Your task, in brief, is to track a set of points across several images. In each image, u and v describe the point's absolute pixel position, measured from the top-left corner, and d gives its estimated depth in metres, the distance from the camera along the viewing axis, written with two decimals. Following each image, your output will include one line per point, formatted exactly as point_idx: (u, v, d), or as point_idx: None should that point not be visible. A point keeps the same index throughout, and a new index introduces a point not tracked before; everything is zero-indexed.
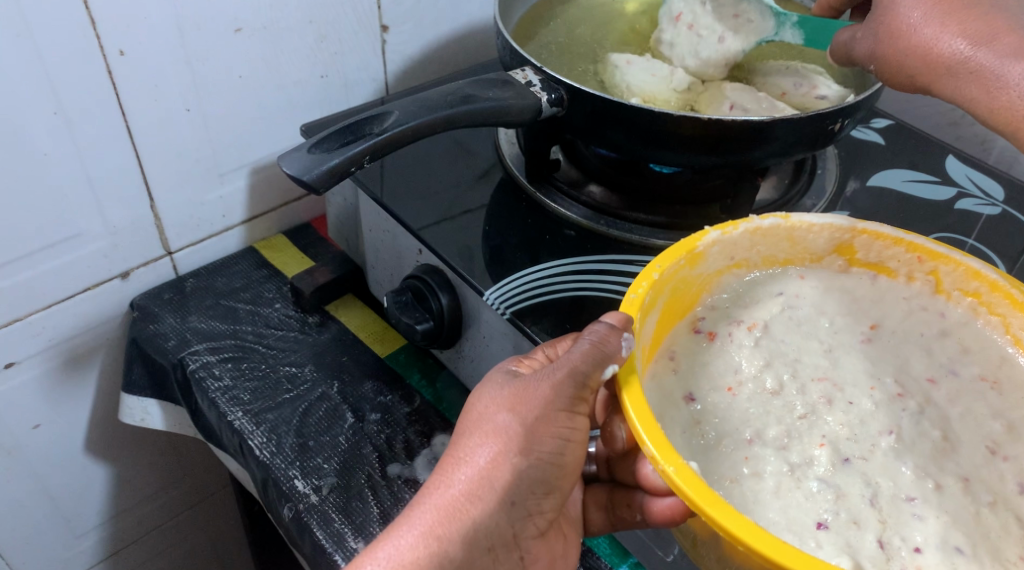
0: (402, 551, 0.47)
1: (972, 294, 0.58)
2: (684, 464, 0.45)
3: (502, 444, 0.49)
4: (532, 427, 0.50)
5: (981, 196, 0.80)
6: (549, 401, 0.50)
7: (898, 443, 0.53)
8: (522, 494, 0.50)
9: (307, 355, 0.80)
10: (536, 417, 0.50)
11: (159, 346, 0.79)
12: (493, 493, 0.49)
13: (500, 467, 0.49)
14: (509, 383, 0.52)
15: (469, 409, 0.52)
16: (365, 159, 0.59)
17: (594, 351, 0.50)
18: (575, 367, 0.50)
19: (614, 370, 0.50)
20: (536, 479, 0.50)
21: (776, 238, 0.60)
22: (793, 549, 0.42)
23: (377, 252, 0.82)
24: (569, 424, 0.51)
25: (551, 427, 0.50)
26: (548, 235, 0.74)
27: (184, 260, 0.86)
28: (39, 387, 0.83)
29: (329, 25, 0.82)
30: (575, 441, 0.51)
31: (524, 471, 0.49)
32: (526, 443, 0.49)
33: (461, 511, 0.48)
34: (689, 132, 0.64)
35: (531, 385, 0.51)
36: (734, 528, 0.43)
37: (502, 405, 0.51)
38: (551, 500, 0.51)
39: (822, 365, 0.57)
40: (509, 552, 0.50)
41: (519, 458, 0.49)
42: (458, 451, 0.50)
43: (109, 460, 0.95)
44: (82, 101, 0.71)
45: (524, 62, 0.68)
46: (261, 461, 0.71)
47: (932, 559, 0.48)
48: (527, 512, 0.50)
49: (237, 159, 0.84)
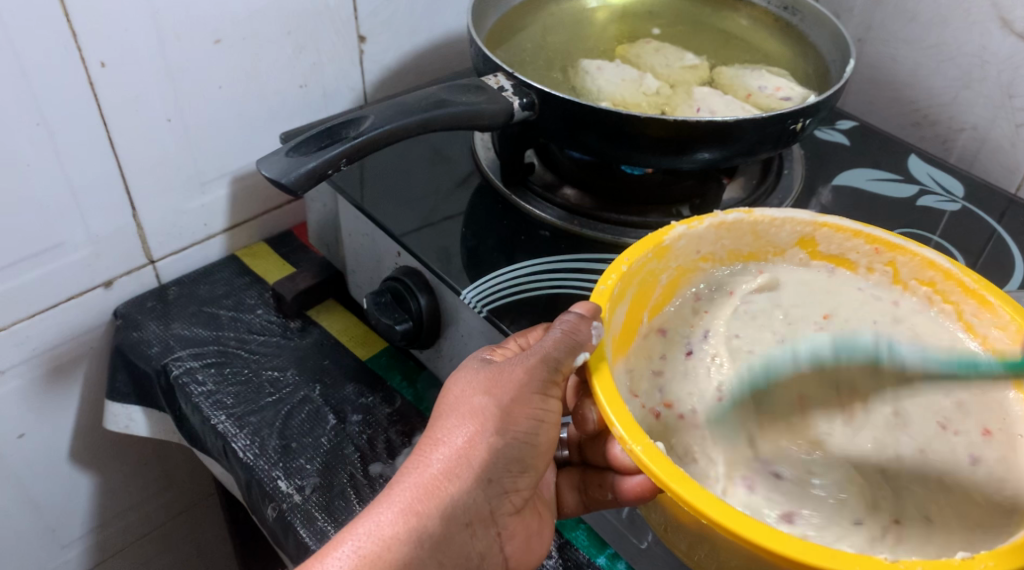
0: (382, 527, 0.49)
1: (928, 283, 0.61)
2: (650, 443, 0.47)
3: (477, 425, 0.51)
4: (508, 408, 0.52)
5: (942, 193, 0.83)
6: (522, 384, 0.52)
7: (852, 423, 0.58)
8: (498, 472, 0.51)
9: (289, 360, 0.81)
10: (510, 399, 0.52)
11: (143, 353, 0.81)
12: (470, 471, 0.51)
13: (477, 446, 0.51)
14: (484, 369, 0.55)
15: (446, 393, 0.54)
16: (342, 162, 0.61)
17: (566, 340, 0.52)
18: (548, 354, 0.52)
19: (585, 358, 0.51)
20: (512, 458, 0.52)
21: (740, 232, 0.62)
22: (753, 522, 0.44)
23: (357, 256, 0.83)
24: (542, 406, 0.53)
25: (526, 408, 0.52)
26: (523, 235, 0.76)
27: (167, 269, 0.87)
28: (23, 396, 0.84)
29: (307, 36, 0.84)
30: (548, 421, 0.53)
31: (501, 449, 0.51)
32: (501, 423, 0.51)
33: (439, 488, 0.50)
34: (656, 133, 0.66)
35: (505, 370, 0.53)
36: (697, 502, 0.45)
37: (479, 389, 0.53)
38: (526, 478, 0.53)
39: (777, 353, 0.61)
40: (486, 528, 0.52)
41: (496, 437, 0.51)
42: (436, 432, 0.52)
43: (93, 469, 0.95)
44: (64, 112, 0.72)
45: (496, 68, 0.70)
46: (245, 463, 0.72)
47: (905, 526, 0.52)
48: (504, 489, 0.52)
49: (218, 169, 0.86)
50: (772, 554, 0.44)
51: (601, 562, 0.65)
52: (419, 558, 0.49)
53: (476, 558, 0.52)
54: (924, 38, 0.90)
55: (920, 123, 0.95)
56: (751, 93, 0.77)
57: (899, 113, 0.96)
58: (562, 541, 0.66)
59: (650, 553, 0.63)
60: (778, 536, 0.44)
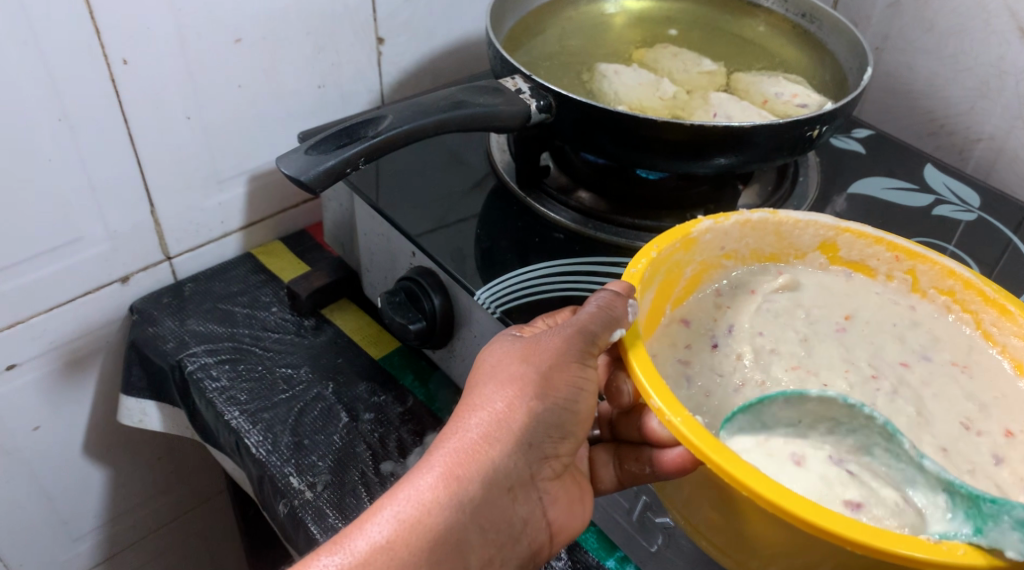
0: (423, 491, 0.50)
1: (947, 292, 0.61)
2: (689, 416, 0.48)
3: (516, 390, 0.52)
4: (547, 374, 0.53)
5: (957, 203, 0.83)
6: (560, 353, 0.53)
7: None
8: (538, 436, 0.52)
9: (302, 357, 0.82)
10: (549, 365, 0.53)
11: (158, 348, 0.81)
12: (510, 435, 0.51)
13: (516, 411, 0.52)
14: (520, 341, 0.55)
15: (482, 364, 0.55)
16: (360, 161, 0.62)
17: (603, 313, 0.53)
18: (586, 326, 0.53)
19: (621, 334, 0.53)
20: (551, 423, 0.53)
21: (764, 230, 0.63)
22: (791, 493, 0.45)
23: (372, 254, 0.84)
24: (581, 374, 0.53)
25: (565, 374, 0.53)
26: (538, 237, 0.76)
27: (183, 265, 0.88)
28: (39, 389, 0.85)
29: (326, 36, 0.85)
30: (588, 390, 0.54)
31: (541, 413, 0.52)
32: (541, 389, 0.52)
33: (480, 452, 0.51)
34: (674, 138, 0.66)
35: (541, 340, 0.54)
36: (738, 472, 0.46)
37: (516, 357, 0.54)
38: (566, 444, 0.54)
39: (797, 354, 0.60)
40: (527, 492, 0.53)
41: (536, 401, 0.52)
42: (474, 399, 0.53)
43: (105, 464, 0.96)
44: (86, 108, 0.73)
45: (514, 70, 0.70)
46: (257, 459, 0.73)
47: None
48: (544, 454, 0.53)
49: (236, 167, 0.86)
50: (812, 524, 0.45)
51: (610, 565, 0.65)
52: (461, 522, 0.50)
53: (518, 523, 0.52)
54: (941, 48, 0.90)
55: (936, 133, 0.94)
56: (767, 99, 0.78)
57: (916, 122, 0.96)
58: (573, 543, 0.65)
59: (660, 556, 0.64)
60: (815, 507, 0.45)
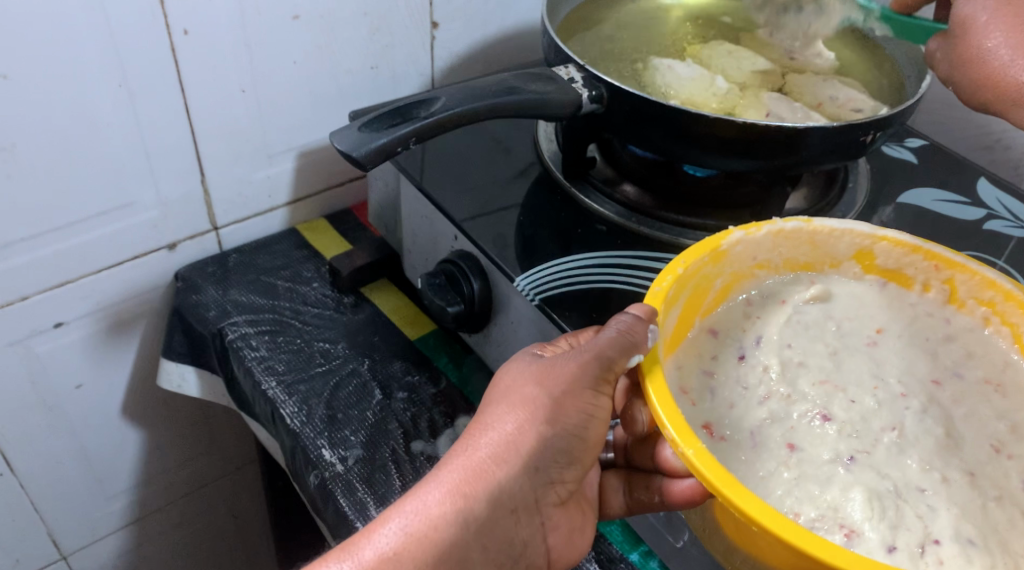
0: (429, 506, 0.49)
1: (986, 303, 0.60)
2: (702, 448, 0.47)
3: (529, 412, 0.52)
4: (559, 400, 0.52)
5: (1010, 218, 0.81)
6: (574, 377, 0.52)
7: (900, 439, 0.55)
8: (546, 461, 0.51)
9: (340, 333, 0.83)
10: (563, 390, 0.52)
11: (201, 316, 0.83)
12: (518, 457, 0.51)
13: (527, 433, 0.51)
14: (536, 361, 0.55)
15: (497, 382, 0.54)
16: (411, 140, 0.62)
17: (621, 339, 0.52)
18: (602, 351, 0.52)
19: (638, 359, 0.52)
20: (560, 448, 0.52)
21: (798, 241, 0.62)
22: (805, 532, 0.44)
23: (415, 237, 0.84)
24: (593, 401, 0.53)
25: (577, 401, 0.52)
26: (580, 228, 0.76)
27: (228, 236, 0.90)
28: (83, 348, 0.87)
29: (383, 18, 0.85)
30: (599, 417, 0.53)
31: (550, 438, 0.51)
32: (553, 413, 0.52)
33: (487, 472, 0.50)
34: (724, 133, 0.66)
35: (557, 363, 0.54)
36: (748, 508, 0.45)
37: (531, 379, 0.53)
38: (573, 470, 0.53)
39: (825, 367, 0.59)
40: (531, 515, 0.52)
41: (546, 426, 0.51)
42: (486, 417, 0.52)
43: (142, 425, 0.98)
44: (145, 76, 0.74)
45: (567, 60, 0.70)
46: (291, 430, 0.74)
47: (948, 550, 0.50)
48: (550, 479, 0.52)
49: (286, 143, 0.88)
50: (822, 564, 0.44)
51: (634, 558, 0.65)
52: (465, 540, 0.49)
53: (519, 545, 0.52)
54: None
55: (991, 147, 0.92)
56: (822, 102, 0.77)
57: (971, 135, 0.94)
58: (598, 534, 0.66)
59: (685, 552, 0.63)
60: (828, 546, 0.44)
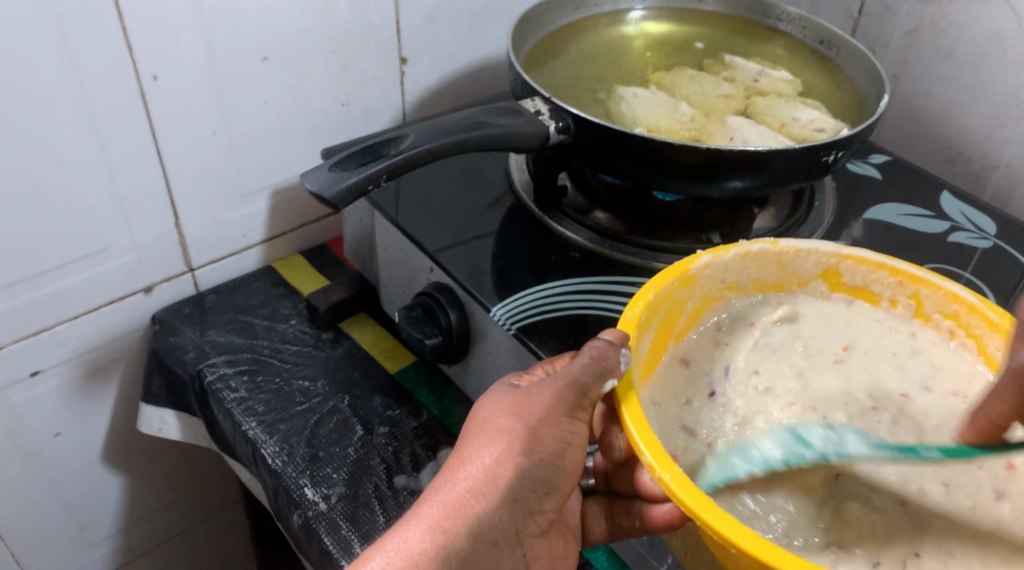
0: (410, 543, 0.49)
1: (952, 316, 0.61)
2: (679, 472, 0.47)
3: (505, 444, 0.52)
4: (535, 429, 0.52)
5: (973, 230, 0.83)
6: (549, 407, 0.53)
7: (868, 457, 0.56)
8: (524, 492, 0.52)
9: (320, 370, 0.83)
10: (538, 419, 0.53)
11: (179, 358, 0.83)
12: (497, 489, 0.51)
13: (504, 465, 0.51)
14: (512, 392, 0.55)
15: (474, 415, 0.55)
16: (382, 178, 0.63)
17: (595, 365, 0.52)
18: (576, 378, 0.53)
19: (612, 385, 0.52)
20: (538, 478, 0.52)
21: (765, 262, 0.63)
22: (783, 554, 0.45)
23: (391, 270, 0.85)
24: (569, 429, 0.53)
25: (554, 429, 0.53)
26: (554, 256, 0.77)
27: (205, 277, 0.90)
28: (62, 396, 0.86)
29: (351, 56, 0.86)
30: (575, 444, 0.53)
31: (527, 469, 0.52)
32: (529, 443, 0.52)
33: (467, 505, 0.51)
34: (689, 160, 0.67)
35: (533, 392, 0.54)
36: (727, 531, 0.45)
37: (506, 410, 0.54)
38: (552, 499, 0.53)
39: (793, 391, 0.59)
40: (512, 548, 0.52)
41: (523, 456, 0.52)
42: (464, 451, 0.53)
43: (124, 470, 0.98)
44: (116, 122, 0.75)
45: (534, 93, 0.72)
46: (273, 470, 0.74)
47: None
48: (529, 509, 0.52)
49: (260, 182, 0.88)
50: None
51: None
52: None
53: None
54: (959, 76, 0.90)
55: (952, 160, 0.94)
56: (785, 123, 0.79)
57: (933, 150, 0.95)
58: (582, 561, 0.65)
59: None
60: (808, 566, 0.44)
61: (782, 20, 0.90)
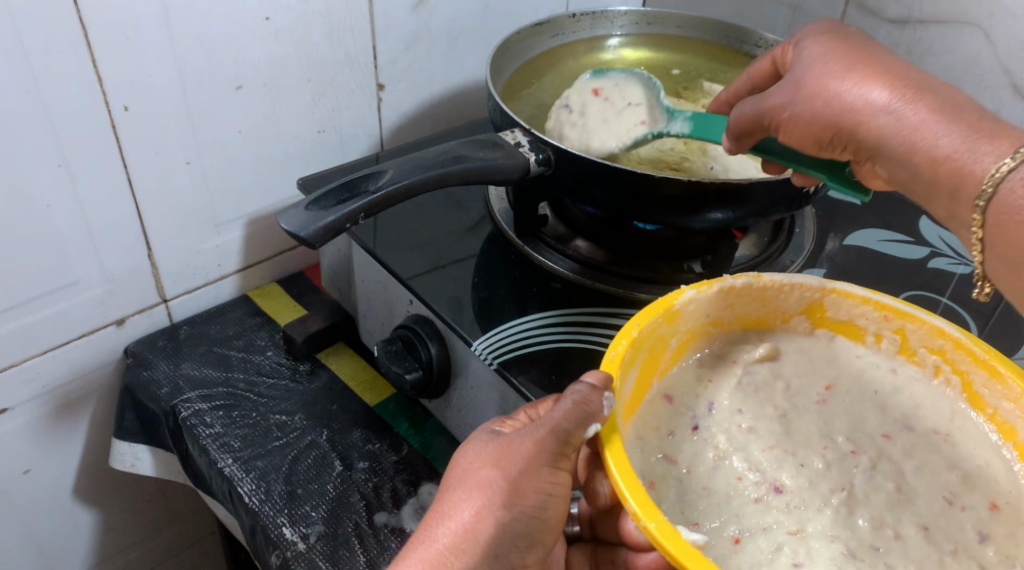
0: None
1: (937, 351, 0.60)
2: (665, 521, 0.46)
3: (486, 498, 0.51)
4: (517, 481, 0.51)
5: (952, 255, 0.83)
6: (531, 457, 0.52)
7: (850, 500, 0.55)
8: (505, 547, 0.50)
9: (297, 404, 0.81)
10: (519, 471, 0.51)
11: (152, 393, 0.81)
12: (477, 546, 0.50)
13: (484, 520, 0.50)
14: (493, 440, 0.54)
15: (454, 464, 0.54)
16: (360, 216, 0.62)
17: (577, 410, 0.51)
18: (558, 425, 0.52)
19: (596, 429, 0.51)
20: (520, 532, 0.51)
21: (749, 297, 0.63)
22: None
23: (369, 302, 0.84)
24: (552, 479, 0.52)
25: (535, 481, 0.51)
26: (536, 287, 0.76)
27: (178, 307, 0.88)
28: (32, 433, 0.84)
29: (327, 83, 0.85)
30: (558, 495, 0.52)
31: (509, 523, 0.50)
32: (510, 496, 0.51)
33: (446, 564, 0.49)
34: (671, 192, 0.66)
35: (514, 441, 0.53)
36: None
37: (487, 461, 0.52)
38: (535, 553, 0.52)
39: (775, 432, 0.58)
40: None
41: (503, 511, 0.50)
42: (443, 505, 0.52)
43: (96, 506, 0.95)
44: (86, 154, 0.73)
45: (514, 123, 0.71)
46: (250, 509, 0.72)
47: None
48: (511, 564, 0.51)
49: (234, 211, 0.86)
50: None
51: None
52: None
53: None
54: None
55: None
56: None
57: None
58: None
59: None
60: None
61: (758, 46, 0.90)
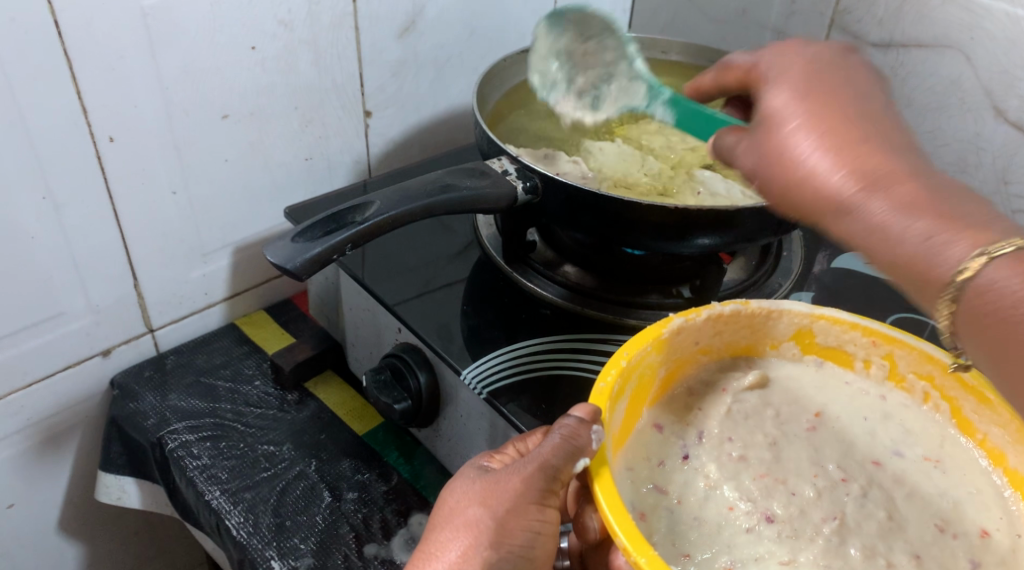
0: None
1: (926, 377, 0.61)
2: (655, 556, 0.46)
3: (472, 538, 0.50)
4: (504, 519, 0.51)
5: None
6: (519, 494, 0.51)
7: (842, 529, 0.54)
8: None
9: (285, 434, 0.80)
10: (506, 509, 0.51)
11: (138, 424, 0.80)
12: None
13: (471, 560, 0.50)
14: (481, 476, 0.53)
15: (440, 504, 0.53)
16: (347, 247, 0.62)
17: (566, 445, 0.51)
18: (546, 461, 0.52)
19: (584, 464, 0.51)
20: None
21: (738, 324, 0.63)
22: None
23: (358, 330, 0.83)
24: (539, 516, 0.52)
25: (522, 519, 0.51)
26: (525, 314, 0.76)
27: (165, 337, 0.87)
28: (15, 466, 0.83)
29: (315, 110, 0.85)
30: (546, 533, 0.52)
31: (496, 563, 0.50)
32: (497, 536, 0.50)
33: None
34: (658, 220, 0.66)
35: (501, 479, 0.52)
36: None
37: (474, 499, 0.52)
38: None
39: (766, 460, 0.58)
40: None
41: (491, 550, 0.50)
42: (430, 545, 0.51)
43: (83, 539, 0.94)
44: (71, 185, 0.73)
45: (501, 151, 0.71)
46: (237, 542, 0.71)
47: None
48: None
49: (221, 239, 0.86)
50: None
51: None
52: None
53: None
54: (920, 123, 0.89)
55: None
56: None
57: None
58: None
59: None
60: None
61: None
